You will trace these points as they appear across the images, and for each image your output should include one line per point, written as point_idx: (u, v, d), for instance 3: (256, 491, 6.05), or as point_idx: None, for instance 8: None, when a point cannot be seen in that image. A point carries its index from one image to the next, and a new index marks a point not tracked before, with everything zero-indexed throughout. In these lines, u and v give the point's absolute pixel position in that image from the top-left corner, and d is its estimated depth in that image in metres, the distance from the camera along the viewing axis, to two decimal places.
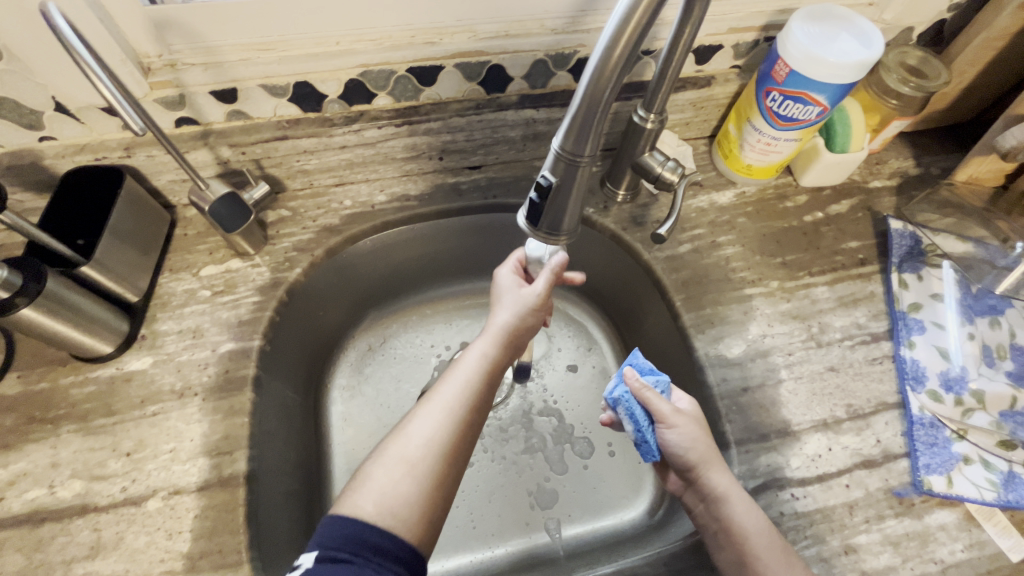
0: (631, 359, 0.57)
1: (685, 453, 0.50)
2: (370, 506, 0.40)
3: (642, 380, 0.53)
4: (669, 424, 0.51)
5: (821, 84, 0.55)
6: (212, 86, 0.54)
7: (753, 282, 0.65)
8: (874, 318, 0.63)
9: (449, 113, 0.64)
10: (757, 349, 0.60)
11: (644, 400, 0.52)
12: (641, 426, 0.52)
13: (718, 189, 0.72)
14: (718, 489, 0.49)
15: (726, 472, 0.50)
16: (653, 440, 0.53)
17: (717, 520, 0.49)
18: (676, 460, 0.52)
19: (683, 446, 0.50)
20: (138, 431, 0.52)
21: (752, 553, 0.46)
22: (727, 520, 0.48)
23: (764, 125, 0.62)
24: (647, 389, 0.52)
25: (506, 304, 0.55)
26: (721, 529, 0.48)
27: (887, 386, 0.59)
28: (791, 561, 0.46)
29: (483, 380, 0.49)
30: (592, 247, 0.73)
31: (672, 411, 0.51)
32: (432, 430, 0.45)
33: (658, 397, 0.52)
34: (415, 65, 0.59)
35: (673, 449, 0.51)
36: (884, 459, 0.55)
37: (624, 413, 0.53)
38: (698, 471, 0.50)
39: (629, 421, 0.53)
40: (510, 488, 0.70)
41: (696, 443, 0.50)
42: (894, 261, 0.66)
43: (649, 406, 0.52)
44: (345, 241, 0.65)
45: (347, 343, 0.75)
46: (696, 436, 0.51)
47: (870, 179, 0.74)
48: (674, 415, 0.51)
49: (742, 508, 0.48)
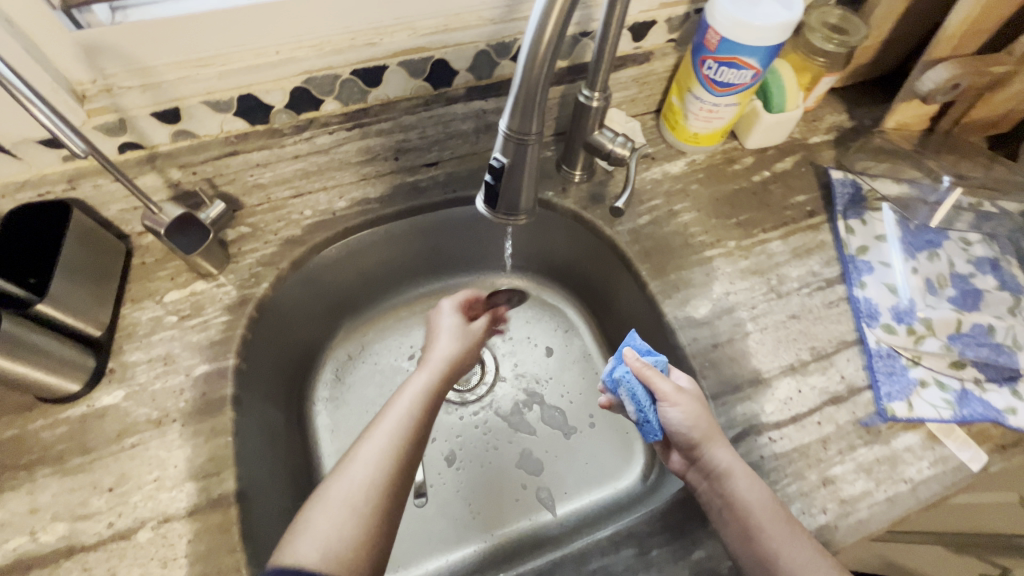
0: (629, 341, 0.59)
1: (688, 431, 0.51)
2: (313, 554, 0.40)
3: (643, 361, 0.55)
4: (671, 403, 0.52)
5: (750, 48, 0.58)
6: (153, 108, 0.54)
7: (711, 245, 0.68)
8: (827, 264, 0.66)
9: (400, 112, 0.65)
10: (722, 306, 0.63)
11: (646, 380, 0.53)
12: (643, 407, 0.54)
13: (669, 160, 0.74)
14: (721, 465, 0.50)
15: (729, 449, 0.51)
16: (655, 420, 0.54)
17: (721, 496, 0.49)
18: (679, 439, 0.53)
19: (685, 424, 0.52)
20: (117, 465, 0.51)
21: (756, 526, 0.47)
22: (731, 495, 0.49)
23: (704, 93, 0.65)
24: (648, 369, 0.54)
25: (444, 334, 0.61)
26: (724, 505, 0.49)
27: (845, 326, 0.62)
28: (795, 531, 0.47)
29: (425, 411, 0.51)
30: (556, 228, 0.75)
31: (674, 389, 0.53)
32: (374, 458, 0.45)
33: (659, 376, 0.54)
34: (359, 67, 0.59)
35: (675, 428, 0.52)
36: (850, 393, 0.58)
37: (626, 394, 0.55)
38: (701, 448, 0.51)
39: (631, 403, 0.54)
40: (508, 476, 0.71)
41: (698, 421, 0.52)
42: (839, 209, 0.70)
43: (651, 385, 0.53)
44: (310, 251, 0.64)
45: (326, 354, 0.75)
46: (697, 413, 0.52)
47: (810, 136, 0.77)
48: (675, 393, 0.53)
49: (745, 483, 0.49)
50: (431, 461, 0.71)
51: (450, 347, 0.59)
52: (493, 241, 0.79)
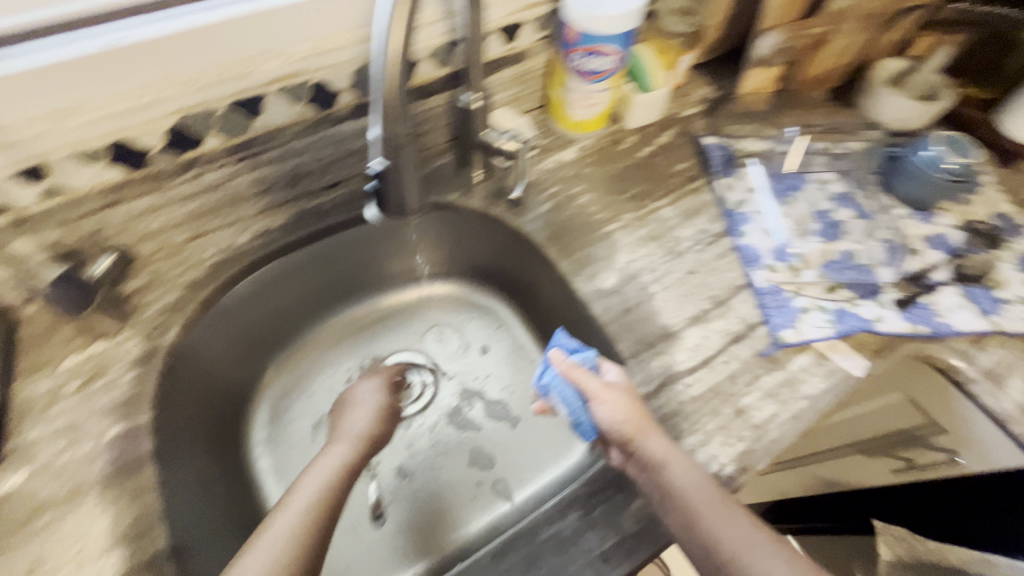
0: (557, 342, 0.62)
1: (619, 427, 0.53)
2: None
3: (570, 362, 0.58)
4: (600, 399, 0.54)
5: (607, 37, 0.65)
6: (14, 168, 0.51)
7: (610, 220, 0.73)
8: (713, 221, 0.73)
9: (288, 138, 0.64)
10: (627, 274, 0.68)
11: (574, 379, 0.56)
12: (575, 406, 0.57)
13: (560, 149, 0.79)
14: (655, 456, 0.51)
15: (661, 438, 0.52)
16: (588, 418, 0.56)
17: (658, 486, 0.50)
18: (613, 436, 0.54)
19: (616, 420, 0.53)
20: (30, 550, 0.47)
21: (694, 512, 0.48)
22: (669, 485, 0.49)
23: (577, 83, 0.72)
24: (575, 368, 0.57)
25: (360, 405, 0.62)
26: (663, 495, 0.49)
27: (736, 272, 0.68)
28: (733, 513, 0.48)
29: (337, 476, 0.50)
30: (467, 228, 0.77)
31: (602, 386, 0.55)
32: (278, 541, 0.43)
33: (587, 374, 0.56)
34: (235, 99, 0.59)
35: (607, 426, 0.54)
36: (749, 330, 0.64)
37: (557, 397, 0.58)
38: (634, 441, 0.52)
39: (563, 404, 0.58)
40: (462, 475, 0.72)
41: (627, 415, 0.53)
42: (715, 171, 0.77)
43: (579, 384, 0.56)
44: (217, 289, 0.64)
45: (257, 396, 0.73)
46: (625, 408, 0.54)
47: (683, 110, 0.85)
48: (603, 390, 0.55)
49: (679, 472, 0.50)
50: (384, 477, 0.71)
51: (362, 420, 0.59)
52: (411, 252, 0.80)
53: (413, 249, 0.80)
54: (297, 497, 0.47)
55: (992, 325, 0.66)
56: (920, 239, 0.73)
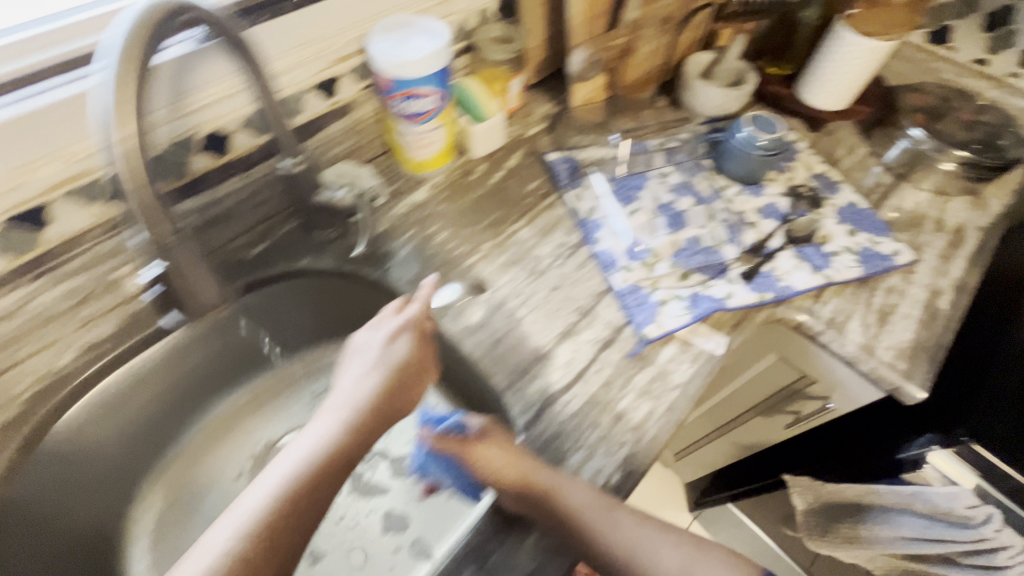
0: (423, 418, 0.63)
1: (502, 472, 0.52)
2: None
3: (439, 433, 0.58)
4: (476, 454, 0.54)
5: (420, 80, 0.65)
6: None
7: (471, 253, 0.73)
8: (569, 233, 0.75)
9: (94, 241, 0.61)
10: (494, 304, 0.68)
11: (445, 449, 0.57)
12: (454, 476, 0.59)
13: (412, 190, 0.78)
14: (546, 485, 0.51)
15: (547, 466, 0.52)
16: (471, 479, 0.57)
17: (554, 515, 0.50)
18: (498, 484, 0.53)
19: (497, 466, 0.52)
20: None
21: (590, 526, 0.49)
22: (563, 511, 0.50)
23: (407, 126, 0.72)
24: (445, 439, 0.57)
25: (359, 355, 0.56)
26: (560, 521, 0.50)
27: (596, 279, 0.71)
28: (621, 511, 0.51)
29: (309, 460, 0.45)
30: (336, 285, 0.71)
31: (474, 442, 0.56)
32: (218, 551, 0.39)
33: (457, 438, 0.57)
34: (14, 214, 0.53)
35: (490, 478, 0.53)
36: (617, 333, 0.66)
37: (436, 471, 0.60)
38: (522, 478, 0.51)
39: (442, 477, 0.60)
40: (374, 546, 0.67)
41: (507, 457, 0.53)
42: (563, 185, 0.80)
43: (452, 451, 0.57)
44: (43, 423, 0.56)
45: (127, 523, 0.63)
46: (504, 453, 0.53)
47: (527, 129, 0.87)
48: (477, 444, 0.55)
49: (571, 491, 0.51)
50: None
51: (380, 365, 0.54)
52: (282, 324, 0.72)
53: (288, 315, 0.71)
54: (233, 514, 0.42)
55: (825, 278, 0.72)
56: (755, 212, 0.79)
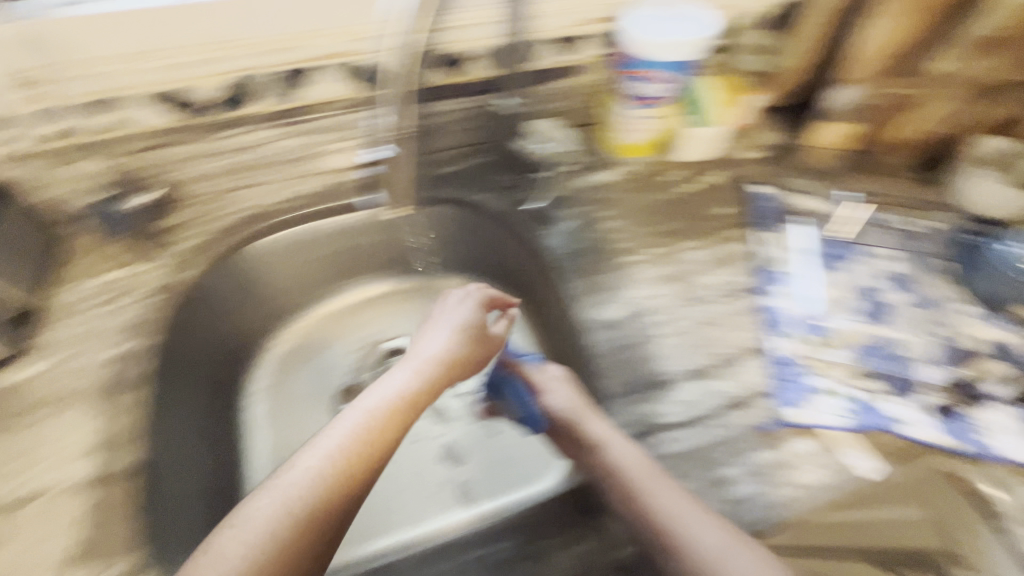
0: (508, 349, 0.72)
1: (560, 411, 0.59)
2: (262, 509, 0.43)
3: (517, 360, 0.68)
4: (547, 390, 0.61)
5: (659, 62, 0.64)
6: (96, 95, 0.61)
7: (633, 251, 0.70)
8: (744, 274, 0.68)
9: (337, 112, 0.71)
10: (634, 309, 0.65)
11: (522, 374, 0.65)
12: (523, 400, 0.64)
13: (601, 169, 0.76)
14: (597, 436, 0.54)
15: (603, 423, 0.56)
16: (534, 408, 0.63)
17: (601, 466, 0.53)
18: (555, 422, 0.59)
19: (562, 404, 0.59)
20: (27, 433, 0.53)
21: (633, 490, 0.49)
22: (605, 464, 0.52)
23: (625, 107, 0.71)
24: (522, 366, 0.66)
25: (439, 324, 0.62)
26: (603, 475, 0.52)
27: (752, 334, 0.64)
28: (696, 510, 0.47)
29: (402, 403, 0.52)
30: (492, 231, 0.75)
31: (546, 376, 0.63)
32: (302, 471, 0.45)
33: (535, 372, 0.64)
34: (296, 66, 0.66)
35: (553, 410, 0.60)
36: (752, 399, 0.59)
37: (508, 391, 0.67)
38: (580, 423, 0.56)
39: (512, 397, 0.66)
40: (426, 471, 0.74)
41: (570, 400, 0.59)
42: (757, 223, 0.72)
43: (526, 378, 0.65)
44: (245, 239, 0.68)
45: (266, 345, 0.76)
46: (569, 396, 0.59)
47: (741, 153, 0.79)
48: (549, 381, 0.62)
49: (619, 448, 0.53)
50: None
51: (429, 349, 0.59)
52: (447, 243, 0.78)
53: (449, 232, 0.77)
54: (352, 417, 0.50)
55: None
56: (982, 343, 0.62)
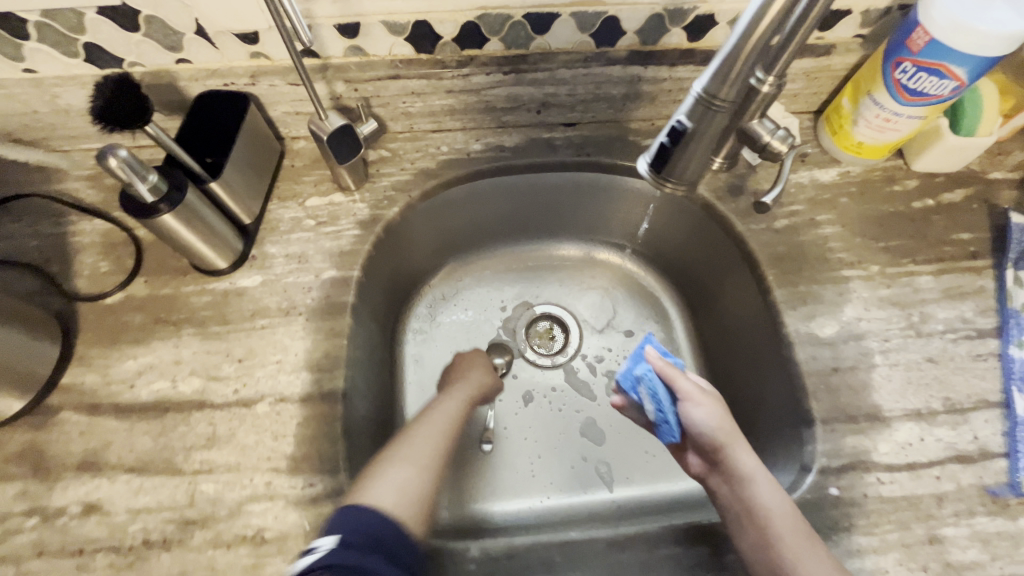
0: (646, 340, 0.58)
1: (712, 432, 0.50)
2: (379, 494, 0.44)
3: (664, 361, 0.55)
4: (694, 402, 0.52)
5: (963, 55, 0.50)
6: (337, 20, 0.55)
7: (851, 265, 0.63)
8: (981, 313, 0.60)
9: (557, 64, 0.62)
10: (850, 331, 0.59)
11: (665, 377, 0.53)
12: (662, 406, 0.53)
13: (820, 166, 0.69)
14: (744, 469, 0.49)
15: (751, 454, 0.50)
16: (674, 420, 0.53)
17: (741, 501, 0.48)
18: (701, 439, 0.51)
19: (709, 424, 0.51)
20: (248, 341, 0.56)
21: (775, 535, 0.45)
22: (751, 501, 0.47)
23: (887, 99, 0.58)
24: (670, 368, 0.53)
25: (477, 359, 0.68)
26: (743, 510, 0.48)
27: (988, 384, 0.56)
28: (814, 545, 0.45)
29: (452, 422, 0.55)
30: (677, 214, 0.72)
31: (695, 388, 0.53)
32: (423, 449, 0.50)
33: (682, 376, 0.53)
34: (532, 11, 0.56)
35: (698, 428, 0.51)
36: (981, 456, 0.53)
37: (646, 392, 0.54)
38: (724, 450, 0.50)
39: (649, 400, 0.54)
40: (565, 443, 0.72)
41: (722, 422, 0.51)
42: (1012, 258, 0.62)
43: (670, 383, 0.53)
44: (441, 186, 0.67)
45: (425, 285, 0.78)
46: (721, 416, 0.51)
47: (990, 170, 0.68)
48: (699, 394, 0.52)
49: (766, 490, 0.47)
50: (507, 407, 0.74)
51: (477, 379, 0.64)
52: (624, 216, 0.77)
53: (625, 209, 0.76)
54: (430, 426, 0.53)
55: None
56: None
